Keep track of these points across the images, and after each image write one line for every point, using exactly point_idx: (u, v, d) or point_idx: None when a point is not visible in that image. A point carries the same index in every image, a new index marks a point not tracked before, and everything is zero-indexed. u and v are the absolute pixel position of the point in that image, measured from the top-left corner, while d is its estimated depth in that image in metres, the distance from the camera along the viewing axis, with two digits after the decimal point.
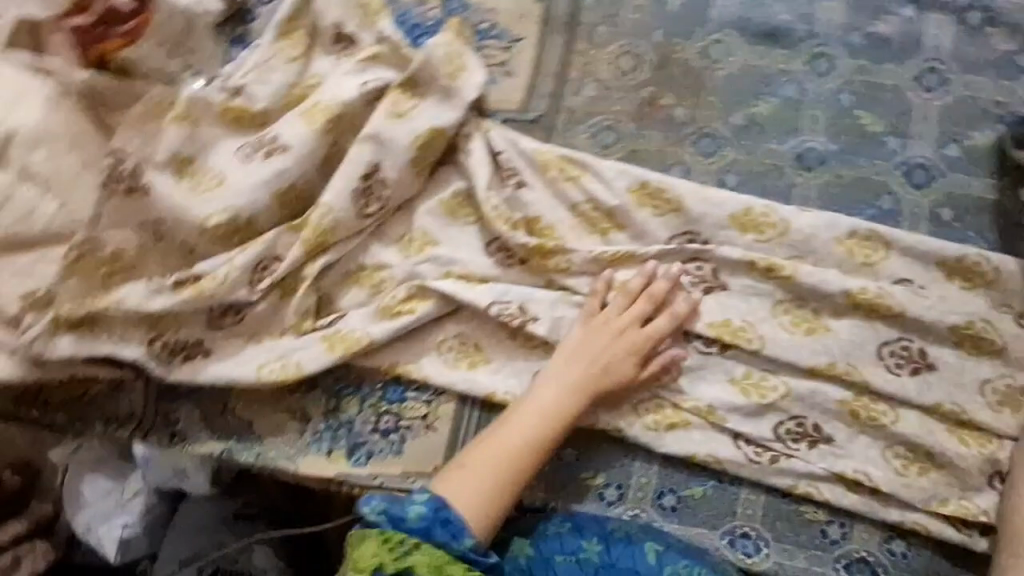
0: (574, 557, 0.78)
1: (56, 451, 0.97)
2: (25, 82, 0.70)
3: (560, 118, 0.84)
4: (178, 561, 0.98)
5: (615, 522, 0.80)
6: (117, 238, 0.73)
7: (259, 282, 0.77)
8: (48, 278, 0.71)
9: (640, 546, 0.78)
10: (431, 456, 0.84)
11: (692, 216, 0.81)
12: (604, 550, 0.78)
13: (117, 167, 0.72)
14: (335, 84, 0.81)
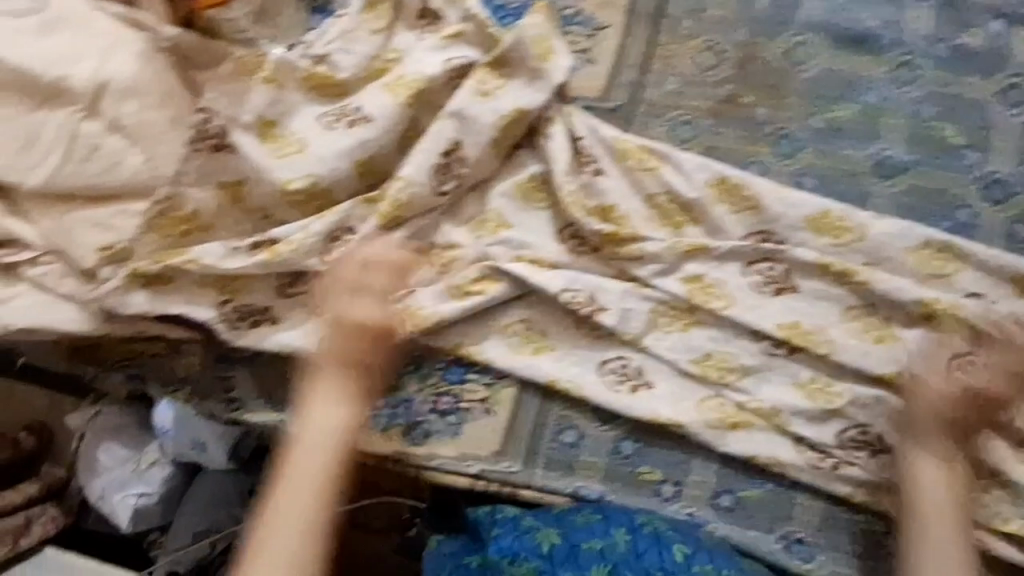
0: (601, 544, 0.75)
1: (74, 417, 1.03)
2: (119, 33, 0.69)
3: (640, 109, 0.83)
4: (192, 534, 0.95)
5: (646, 517, 0.78)
6: (198, 197, 0.72)
7: (331, 252, 0.76)
8: (128, 232, 0.71)
9: (670, 543, 0.75)
10: (489, 439, 0.83)
11: (769, 215, 0.80)
12: (633, 541, 0.76)
13: (206, 125, 0.72)
14: (419, 59, 0.81)
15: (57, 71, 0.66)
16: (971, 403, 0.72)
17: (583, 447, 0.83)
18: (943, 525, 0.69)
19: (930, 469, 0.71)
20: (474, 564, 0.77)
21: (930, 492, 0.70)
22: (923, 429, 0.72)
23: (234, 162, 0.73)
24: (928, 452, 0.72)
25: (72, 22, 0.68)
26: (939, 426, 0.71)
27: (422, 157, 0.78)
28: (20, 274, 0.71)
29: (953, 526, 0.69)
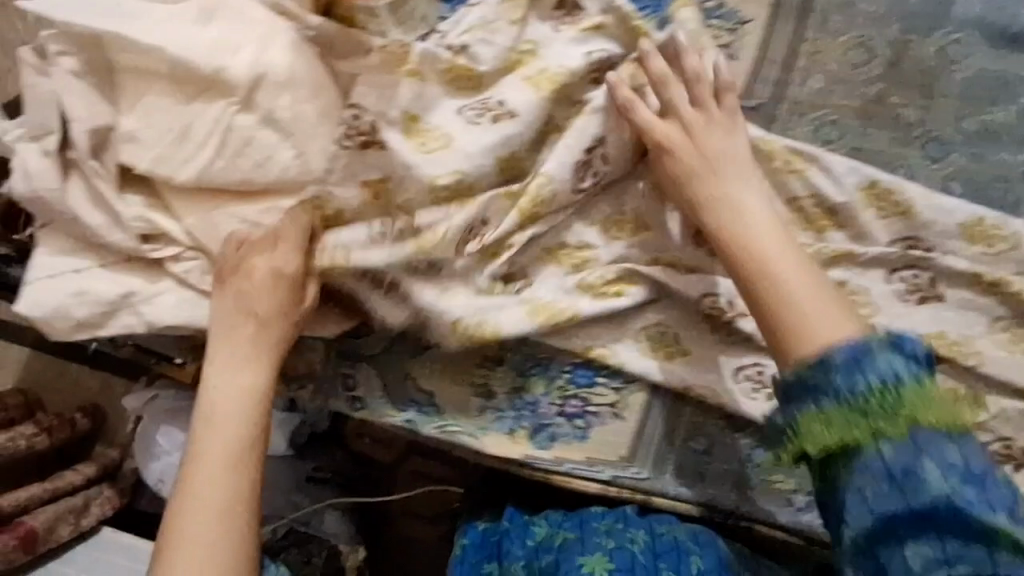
0: (617, 545, 0.80)
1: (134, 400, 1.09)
2: (271, 22, 0.66)
3: (782, 109, 0.80)
4: None
5: (667, 527, 0.82)
6: (344, 194, 0.70)
7: (467, 243, 0.74)
8: (272, 225, 0.68)
9: (687, 553, 0.79)
10: (618, 444, 0.82)
11: (919, 221, 0.77)
12: (650, 546, 0.80)
13: (356, 122, 0.69)
14: (560, 51, 0.77)
15: (214, 61, 0.63)
16: (698, 137, 0.75)
17: (714, 454, 0.82)
18: (796, 262, 0.70)
19: (747, 196, 0.73)
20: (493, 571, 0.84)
21: (749, 218, 0.72)
22: (663, 168, 0.76)
23: (384, 159, 0.70)
24: (738, 176, 0.74)
25: (228, 7, 0.65)
26: (689, 167, 0.74)
27: (564, 154, 0.76)
28: (165, 269, 0.69)
29: (812, 271, 0.70)
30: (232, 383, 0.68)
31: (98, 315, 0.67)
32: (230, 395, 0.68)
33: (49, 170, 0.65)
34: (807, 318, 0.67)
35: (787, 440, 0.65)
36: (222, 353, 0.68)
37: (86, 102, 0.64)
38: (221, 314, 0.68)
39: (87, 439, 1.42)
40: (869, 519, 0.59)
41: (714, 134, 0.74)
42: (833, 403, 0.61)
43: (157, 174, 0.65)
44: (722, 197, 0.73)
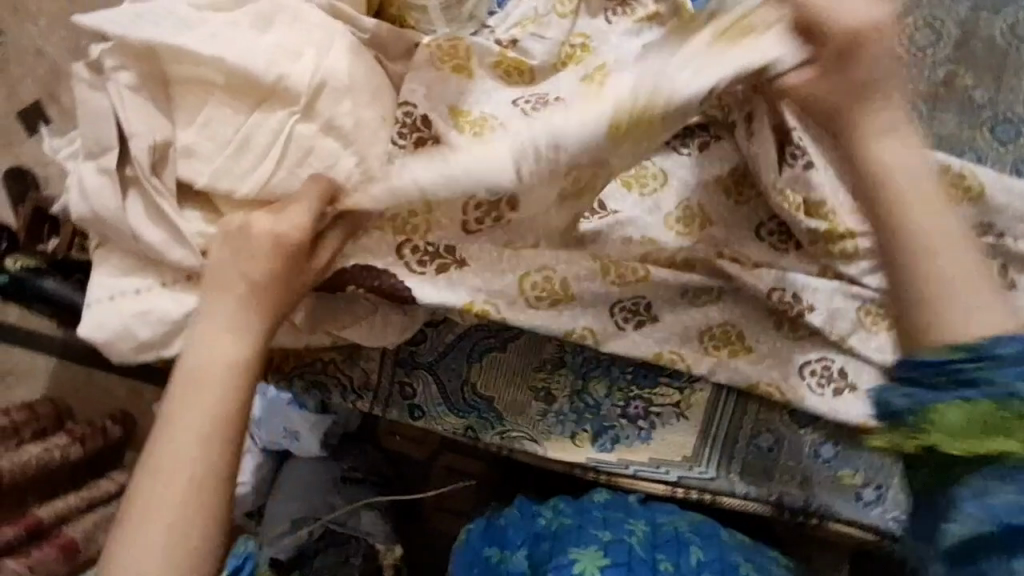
0: (614, 538, 0.75)
1: None
2: (330, 28, 0.66)
3: None
4: (291, 520, 1.08)
5: (667, 519, 0.80)
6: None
7: (505, 207, 0.66)
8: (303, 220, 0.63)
9: (687, 544, 0.76)
10: (682, 444, 0.81)
11: (992, 206, 0.75)
12: (648, 538, 0.76)
13: (406, 117, 0.68)
14: (617, 45, 0.73)
15: (277, 68, 0.63)
16: (839, 78, 0.62)
17: (781, 451, 0.80)
18: (950, 243, 0.59)
19: (891, 147, 0.62)
20: (493, 556, 0.80)
21: (889, 164, 0.62)
22: (827, 88, 0.63)
23: (439, 154, 0.68)
24: (888, 110, 0.62)
25: (287, 12, 0.65)
26: (846, 87, 0.62)
27: (623, 85, 0.63)
28: None
29: (965, 251, 0.59)
30: (216, 349, 0.62)
31: (160, 335, 0.67)
32: (212, 362, 0.62)
33: (106, 189, 0.64)
34: (944, 304, 0.57)
35: (909, 424, 0.55)
36: (209, 314, 0.63)
37: (144, 117, 0.64)
38: (214, 272, 0.63)
39: (116, 449, 1.38)
40: (990, 522, 0.53)
41: (851, 74, 0.61)
42: (987, 397, 0.53)
43: (217, 188, 0.65)
44: (858, 134, 0.63)
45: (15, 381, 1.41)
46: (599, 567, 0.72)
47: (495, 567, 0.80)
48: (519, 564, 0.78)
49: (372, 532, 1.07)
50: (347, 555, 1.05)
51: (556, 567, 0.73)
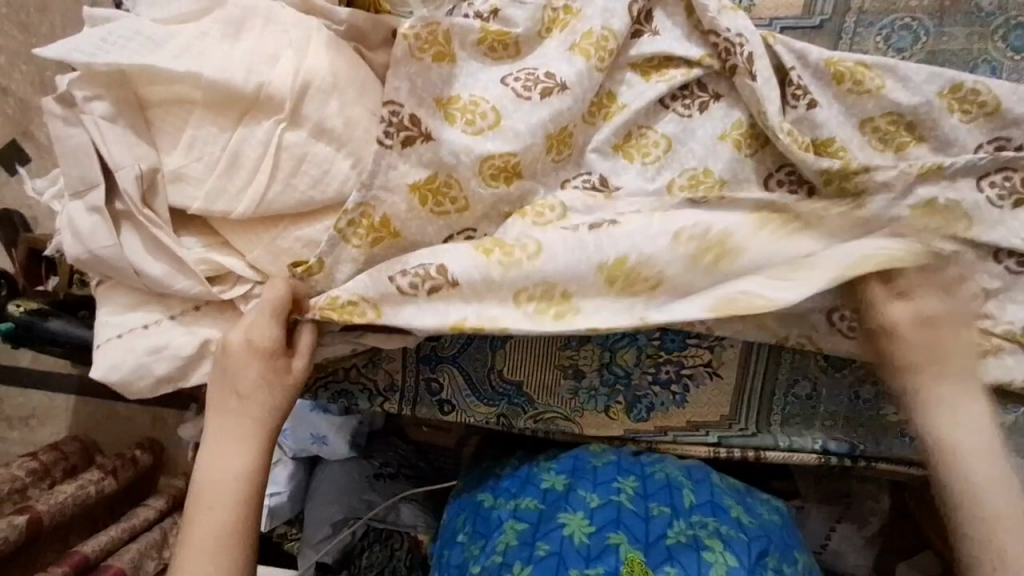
0: (602, 503, 0.72)
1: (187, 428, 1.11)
2: (303, 25, 0.63)
3: (849, 20, 0.76)
4: (331, 523, 1.07)
5: (658, 467, 0.77)
6: (392, 200, 0.65)
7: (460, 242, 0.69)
8: (325, 242, 0.65)
9: (678, 488, 0.74)
10: (720, 404, 0.80)
11: (1010, 118, 0.72)
12: (640, 490, 0.74)
13: (396, 115, 0.64)
14: (603, 5, 0.70)
15: (258, 76, 0.60)
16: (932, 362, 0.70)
17: (819, 397, 0.79)
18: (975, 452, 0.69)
19: (949, 413, 0.70)
20: (485, 502, 0.80)
21: (940, 426, 0.70)
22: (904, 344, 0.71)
23: (432, 151, 0.65)
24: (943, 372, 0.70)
25: (258, 17, 0.62)
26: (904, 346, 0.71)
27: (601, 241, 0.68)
28: (238, 311, 0.68)
29: (975, 445, 0.69)
30: (224, 464, 0.65)
31: (178, 369, 0.66)
32: (223, 478, 0.65)
33: (100, 227, 0.62)
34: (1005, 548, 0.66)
35: None
36: (217, 427, 0.66)
37: (126, 146, 0.61)
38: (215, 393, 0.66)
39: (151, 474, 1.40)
40: None
41: (896, 349, 0.71)
42: None
43: (213, 210, 0.62)
44: (920, 400, 0.71)
45: (40, 421, 1.42)
46: (587, 536, 0.68)
47: (482, 510, 0.79)
48: (507, 511, 0.76)
49: (415, 525, 1.05)
50: (393, 549, 1.04)
51: (545, 536, 0.70)
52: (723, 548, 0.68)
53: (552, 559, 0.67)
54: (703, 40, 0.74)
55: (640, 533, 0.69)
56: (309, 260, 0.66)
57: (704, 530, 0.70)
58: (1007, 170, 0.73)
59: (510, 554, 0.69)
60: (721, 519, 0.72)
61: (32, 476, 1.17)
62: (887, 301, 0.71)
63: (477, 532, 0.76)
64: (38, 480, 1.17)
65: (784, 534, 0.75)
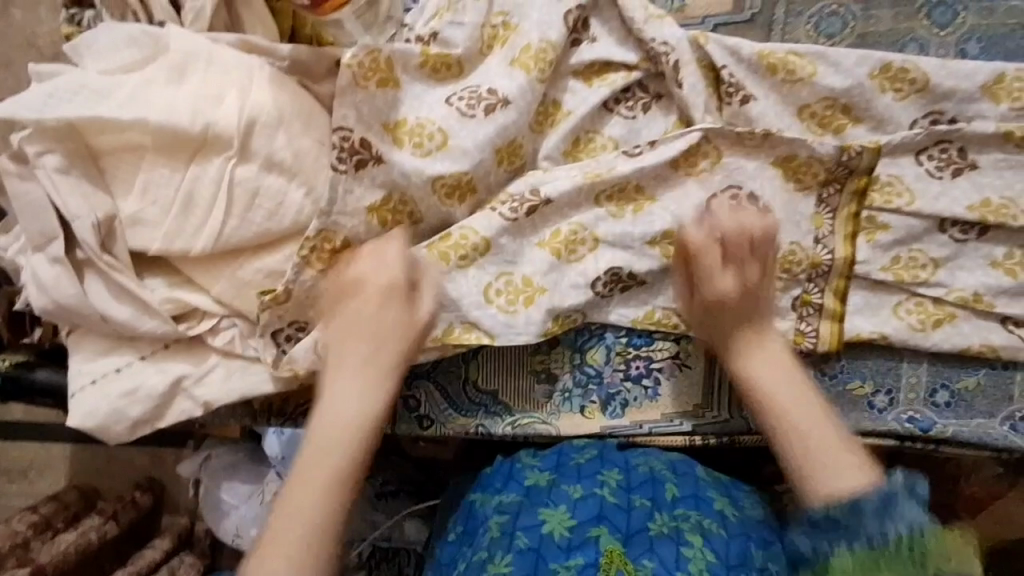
0: (584, 495, 0.72)
1: (185, 466, 1.12)
2: (243, 63, 0.64)
3: (778, 11, 0.79)
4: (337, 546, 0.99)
5: (642, 459, 0.78)
6: (347, 226, 0.67)
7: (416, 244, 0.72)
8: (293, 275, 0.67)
9: (662, 482, 0.75)
10: (690, 393, 0.81)
11: (940, 93, 0.74)
12: (624, 482, 0.74)
13: (346, 142, 0.66)
14: (538, 18, 0.73)
15: (204, 117, 0.62)
16: (753, 254, 0.72)
17: None
18: (797, 400, 0.71)
19: (762, 363, 0.73)
20: (472, 496, 0.80)
21: (758, 372, 0.73)
22: (725, 262, 0.73)
23: (384, 174, 0.67)
24: (754, 341, 0.74)
25: (199, 59, 0.63)
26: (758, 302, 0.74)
27: (541, 254, 0.74)
28: (207, 345, 0.69)
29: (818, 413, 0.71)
30: (359, 340, 0.67)
31: (153, 409, 0.67)
32: (359, 352, 0.67)
33: (63, 276, 0.64)
34: (819, 461, 0.68)
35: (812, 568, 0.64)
36: (341, 367, 0.67)
37: (80, 196, 0.62)
38: (334, 337, 0.67)
39: (155, 514, 1.40)
40: None
41: (724, 280, 0.72)
42: (865, 547, 0.61)
43: (172, 249, 0.64)
44: (739, 352, 0.73)
45: (40, 472, 1.43)
46: (568, 529, 0.69)
47: (469, 507, 0.79)
48: (492, 507, 0.75)
49: (419, 541, 0.99)
50: (401, 567, 0.99)
51: (524, 528, 0.70)
52: (702, 544, 0.69)
53: (530, 555, 0.67)
54: (638, 44, 0.77)
55: (621, 525, 0.70)
56: (276, 290, 0.67)
57: (686, 524, 0.71)
58: (944, 144, 0.75)
59: (493, 548, 0.70)
60: (705, 511, 0.73)
61: (34, 529, 1.17)
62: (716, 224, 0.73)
63: (465, 530, 0.77)
64: (39, 532, 1.17)
65: (763, 528, 0.75)
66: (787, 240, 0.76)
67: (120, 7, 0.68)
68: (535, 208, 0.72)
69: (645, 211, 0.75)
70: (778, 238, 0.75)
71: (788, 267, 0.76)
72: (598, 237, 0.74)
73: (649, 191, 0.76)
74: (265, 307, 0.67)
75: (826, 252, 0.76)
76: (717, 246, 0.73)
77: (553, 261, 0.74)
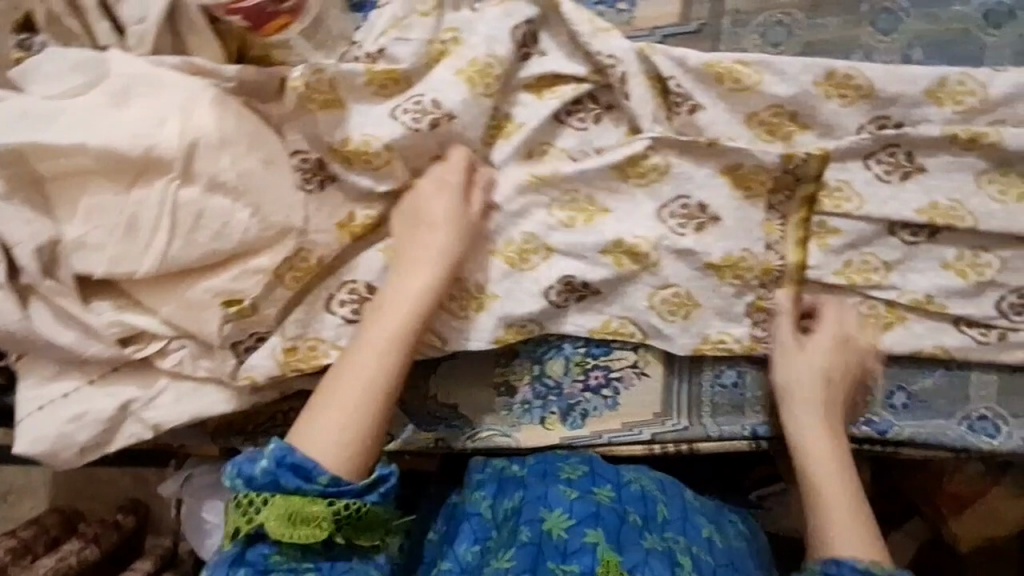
0: (580, 495, 0.72)
1: (168, 487, 1.06)
2: (185, 85, 0.64)
3: (725, 22, 0.80)
4: None
5: (634, 476, 0.77)
6: (294, 243, 0.68)
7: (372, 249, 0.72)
8: (255, 289, 0.68)
9: (654, 500, 0.75)
10: (650, 402, 0.81)
11: (885, 98, 0.75)
12: (616, 495, 0.74)
13: (304, 160, 0.70)
14: (486, 32, 0.74)
15: (145, 140, 0.62)
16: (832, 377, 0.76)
17: (745, 385, 0.80)
18: (838, 473, 0.73)
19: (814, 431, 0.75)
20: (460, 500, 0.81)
21: (811, 450, 0.74)
22: (810, 362, 0.76)
23: (339, 190, 0.71)
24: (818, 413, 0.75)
25: (141, 83, 0.64)
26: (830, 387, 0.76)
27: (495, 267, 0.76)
28: (156, 368, 0.69)
29: (853, 492, 0.72)
30: (434, 223, 0.70)
31: (102, 433, 0.67)
32: (425, 236, 0.70)
33: (6, 302, 0.63)
34: (833, 526, 0.70)
35: None
36: (408, 252, 0.70)
37: (23, 222, 0.62)
38: (402, 227, 0.72)
39: (138, 536, 1.38)
40: None
41: (802, 367, 0.76)
42: None
43: (118, 272, 0.64)
44: (788, 420, 0.76)
45: (19, 498, 1.42)
46: (565, 531, 0.69)
47: (457, 511, 0.80)
48: (484, 505, 0.77)
49: None
50: None
51: (526, 522, 0.71)
52: (692, 568, 0.70)
53: (531, 548, 0.69)
54: (587, 57, 0.77)
55: (616, 533, 0.70)
56: (243, 302, 0.67)
57: (677, 546, 0.71)
58: (893, 148, 0.76)
59: (499, 543, 0.72)
60: (691, 537, 0.74)
61: (11, 555, 1.15)
62: (809, 344, 0.76)
63: (451, 527, 0.79)
64: (17, 558, 1.15)
65: (747, 561, 0.77)
66: (739, 247, 0.76)
67: (62, 32, 0.68)
68: (485, 214, 0.75)
69: (596, 222, 0.76)
70: (726, 246, 0.76)
71: (739, 273, 0.76)
72: (550, 246, 0.76)
73: (601, 202, 0.76)
74: (230, 319, 0.67)
75: (778, 256, 0.76)
76: (827, 345, 0.76)
77: (507, 269, 0.76)
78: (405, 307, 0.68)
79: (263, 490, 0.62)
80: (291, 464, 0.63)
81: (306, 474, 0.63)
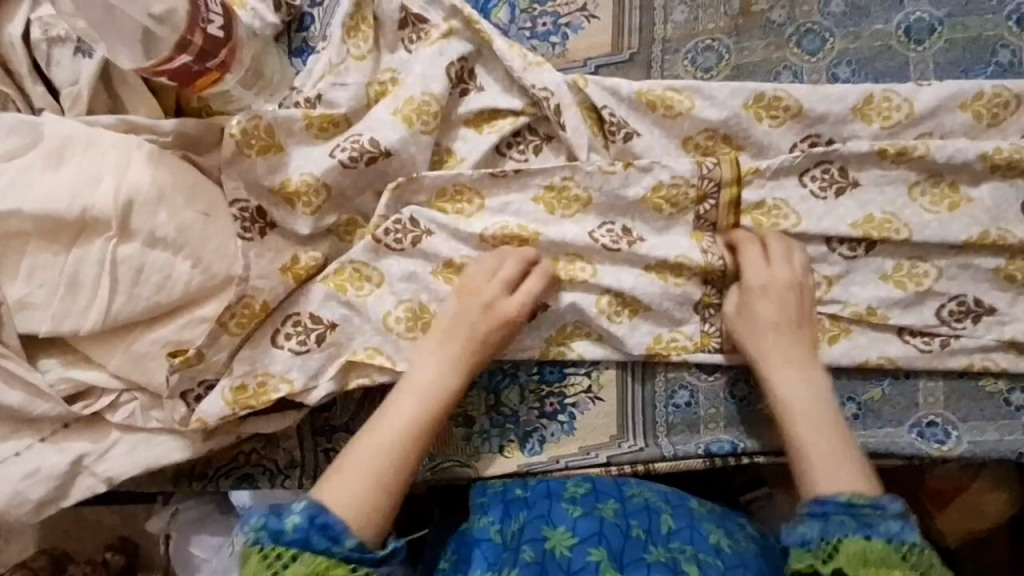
0: (584, 512, 0.72)
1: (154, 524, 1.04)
2: (120, 143, 0.66)
3: (655, 50, 0.82)
4: None
5: (637, 489, 0.76)
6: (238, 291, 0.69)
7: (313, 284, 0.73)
8: (199, 337, 0.69)
9: (657, 512, 0.73)
10: (606, 425, 0.82)
11: (812, 118, 0.77)
12: (620, 509, 0.73)
13: (244, 209, 0.70)
14: (421, 72, 0.75)
15: (81, 200, 0.63)
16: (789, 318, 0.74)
17: (699, 403, 0.81)
18: (813, 414, 0.70)
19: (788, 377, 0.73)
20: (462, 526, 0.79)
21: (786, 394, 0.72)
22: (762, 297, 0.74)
23: (280, 237, 0.72)
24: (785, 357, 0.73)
25: (76, 144, 0.65)
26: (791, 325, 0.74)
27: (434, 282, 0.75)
28: (108, 422, 0.70)
29: (834, 431, 0.69)
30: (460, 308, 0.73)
31: (55, 489, 0.68)
32: (452, 320, 0.73)
33: None
34: (821, 468, 0.67)
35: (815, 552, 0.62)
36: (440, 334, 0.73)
37: None
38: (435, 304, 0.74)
39: None
40: None
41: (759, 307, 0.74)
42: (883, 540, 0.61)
43: (62, 330, 0.65)
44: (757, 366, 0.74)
45: None
46: (569, 548, 0.69)
47: (465, 534, 0.76)
48: (489, 527, 0.75)
49: None
50: None
51: (530, 541, 0.70)
52: None
53: (535, 567, 0.68)
54: (523, 91, 0.79)
55: (618, 548, 0.69)
56: (188, 351, 0.68)
57: (683, 555, 0.69)
58: (827, 164, 0.77)
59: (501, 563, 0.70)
60: (699, 545, 0.71)
61: None
62: (757, 267, 0.75)
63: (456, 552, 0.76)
64: None
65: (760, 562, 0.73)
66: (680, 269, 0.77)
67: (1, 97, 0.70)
68: (417, 237, 0.74)
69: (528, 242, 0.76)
70: (666, 267, 0.77)
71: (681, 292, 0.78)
72: None
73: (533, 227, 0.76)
74: (174, 368, 0.68)
75: (717, 259, 0.77)
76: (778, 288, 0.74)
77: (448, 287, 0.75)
78: (437, 394, 0.70)
79: (291, 545, 0.61)
80: (321, 525, 0.62)
81: (333, 537, 0.62)
